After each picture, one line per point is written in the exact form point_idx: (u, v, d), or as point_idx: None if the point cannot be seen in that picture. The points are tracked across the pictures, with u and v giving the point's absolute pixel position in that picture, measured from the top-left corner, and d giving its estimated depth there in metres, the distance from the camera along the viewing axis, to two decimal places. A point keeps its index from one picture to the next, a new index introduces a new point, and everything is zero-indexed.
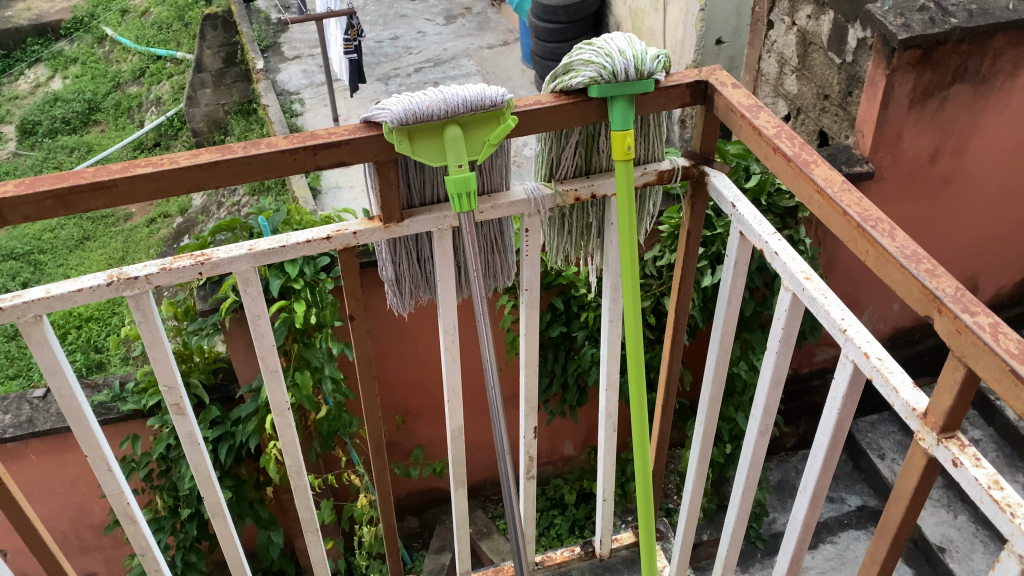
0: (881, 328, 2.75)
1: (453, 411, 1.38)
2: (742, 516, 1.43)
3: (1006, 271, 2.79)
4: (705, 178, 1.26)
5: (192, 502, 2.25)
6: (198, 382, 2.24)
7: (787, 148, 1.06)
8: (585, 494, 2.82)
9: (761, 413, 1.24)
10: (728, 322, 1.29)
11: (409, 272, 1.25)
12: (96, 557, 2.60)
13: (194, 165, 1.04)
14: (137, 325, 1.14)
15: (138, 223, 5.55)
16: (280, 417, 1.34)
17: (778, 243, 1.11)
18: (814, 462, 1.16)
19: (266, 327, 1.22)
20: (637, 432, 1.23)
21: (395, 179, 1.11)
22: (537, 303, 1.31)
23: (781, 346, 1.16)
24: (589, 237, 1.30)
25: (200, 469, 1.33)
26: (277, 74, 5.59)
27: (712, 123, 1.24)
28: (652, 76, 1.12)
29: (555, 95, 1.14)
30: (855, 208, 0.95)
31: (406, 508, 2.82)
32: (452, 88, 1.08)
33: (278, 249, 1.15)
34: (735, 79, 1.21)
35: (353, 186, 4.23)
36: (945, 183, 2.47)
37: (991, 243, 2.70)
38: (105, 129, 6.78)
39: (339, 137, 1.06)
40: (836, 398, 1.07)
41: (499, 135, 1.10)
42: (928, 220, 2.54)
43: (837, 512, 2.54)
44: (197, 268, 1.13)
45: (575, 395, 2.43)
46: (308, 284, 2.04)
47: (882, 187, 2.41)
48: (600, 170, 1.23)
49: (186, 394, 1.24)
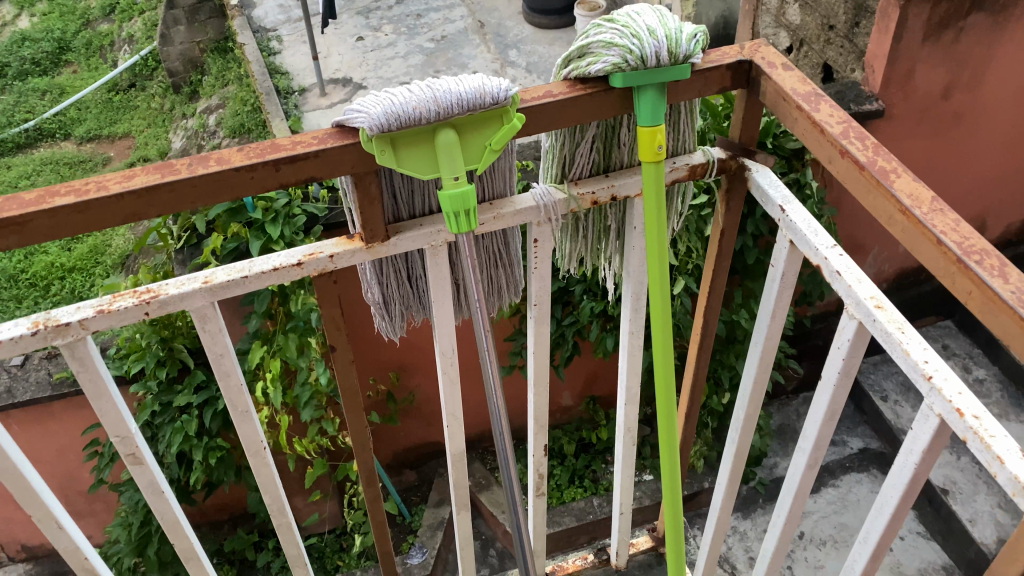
0: (886, 269, 2.68)
1: (455, 434, 1.30)
2: (781, 544, 1.37)
3: (1014, 208, 2.69)
4: (745, 172, 1.15)
5: (172, 468, 2.22)
6: (183, 347, 2.12)
7: (860, 152, 0.94)
8: (584, 445, 2.78)
9: (812, 446, 1.18)
10: (770, 337, 1.20)
11: (398, 291, 1.14)
12: (89, 522, 2.54)
13: (125, 192, 0.91)
14: (76, 374, 1.03)
15: (116, 168, 4.95)
16: (256, 458, 1.24)
17: (840, 260, 1.00)
18: (878, 514, 1.09)
19: (231, 367, 1.12)
20: (668, 463, 1.18)
21: (377, 193, 0.99)
22: (547, 317, 1.21)
23: (839, 376, 1.07)
24: (607, 239, 1.20)
25: (167, 517, 1.24)
26: (252, 9, 5.30)
27: (754, 109, 1.12)
28: (688, 60, 0.98)
29: (569, 84, 1.01)
30: (949, 235, 0.84)
31: (403, 461, 2.76)
32: (445, 81, 0.93)
33: (239, 280, 1.03)
34: (783, 56, 1.09)
35: None
36: (956, 121, 2.35)
37: (1003, 181, 2.59)
38: (77, 70, 6.45)
39: (307, 149, 0.93)
40: (912, 449, 0.97)
41: (502, 139, 0.96)
42: (938, 160, 2.42)
43: (839, 456, 2.63)
44: (142, 308, 1.00)
45: (569, 350, 2.33)
46: (289, 245, 1.95)
47: (892, 126, 2.28)
48: (620, 167, 1.11)
49: (143, 442, 1.13)
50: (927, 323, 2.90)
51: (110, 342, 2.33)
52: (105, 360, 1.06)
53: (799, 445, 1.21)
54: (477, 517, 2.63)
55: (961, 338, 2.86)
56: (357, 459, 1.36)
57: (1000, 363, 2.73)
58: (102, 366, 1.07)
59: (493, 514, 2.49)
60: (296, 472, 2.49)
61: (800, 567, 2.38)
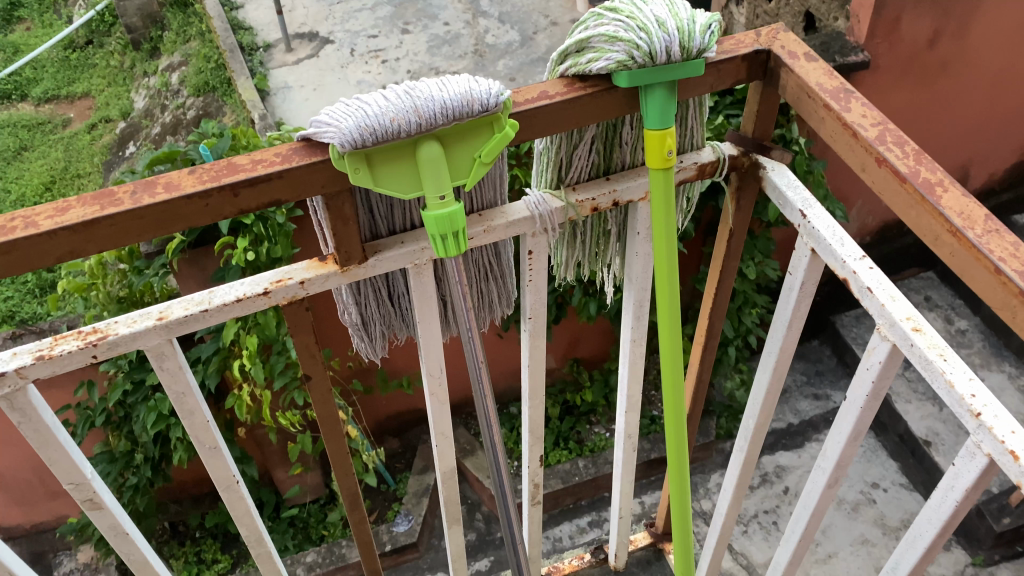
0: (869, 223, 2.64)
1: (444, 450, 1.25)
2: (794, 561, 1.33)
3: (998, 157, 2.65)
4: (758, 169, 1.08)
5: (148, 447, 2.15)
6: None
7: (899, 162, 0.86)
8: (568, 407, 2.73)
9: (833, 467, 1.11)
10: (785, 344, 1.14)
11: (378, 311, 1.08)
12: (66, 501, 2.47)
13: (59, 229, 0.82)
14: (18, 425, 0.95)
15: (78, 129, 4.76)
16: (228, 491, 1.18)
17: (871, 275, 0.92)
18: (909, 548, 1.02)
19: (194, 405, 1.05)
20: (674, 473, 1.15)
21: (352, 212, 0.92)
22: (542, 329, 1.15)
23: (867, 399, 1.00)
24: (606, 244, 1.14)
25: (133, 557, 1.17)
26: None
27: (770, 102, 1.04)
28: (701, 54, 0.91)
29: (568, 83, 0.94)
30: (1008, 262, 0.75)
31: (385, 429, 2.70)
32: (425, 85, 0.84)
33: (199, 315, 0.95)
34: (806, 45, 1.01)
35: (304, 84, 3.45)
36: (941, 70, 2.29)
37: (987, 129, 2.54)
38: (29, 27, 6.14)
39: (269, 170, 0.85)
40: (953, 486, 0.89)
41: (492, 152, 0.89)
42: (923, 110, 2.37)
43: (822, 410, 2.63)
44: (89, 351, 0.92)
45: (555, 313, 2.29)
46: (259, 217, 1.78)
47: (877, 77, 2.21)
48: (621, 168, 1.04)
49: (100, 486, 1.06)
50: (910, 275, 2.88)
51: (77, 321, 2.26)
52: (49, 406, 0.97)
53: (818, 464, 1.14)
54: (462, 482, 2.61)
55: (943, 289, 2.84)
56: (341, 485, 1.32)
57: (981, 313, 2.72)
58: (47, 411, 0.99)
59: (477, 479, 2.46)
60: (276, 449, 2.43)
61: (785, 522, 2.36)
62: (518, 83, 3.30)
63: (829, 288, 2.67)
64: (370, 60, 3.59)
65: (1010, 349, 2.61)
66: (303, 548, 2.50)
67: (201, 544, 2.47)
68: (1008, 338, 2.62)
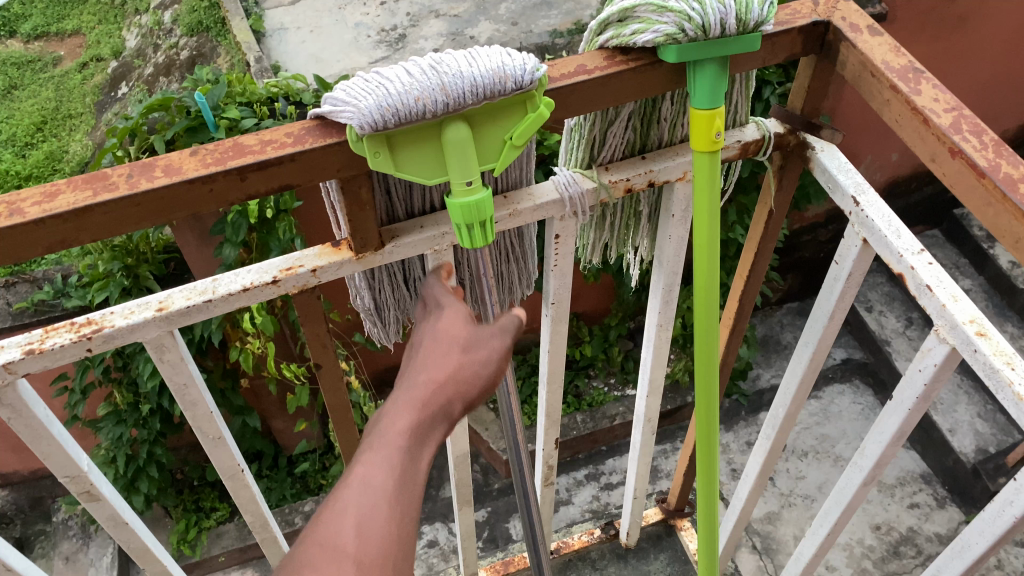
0: (878, 179, 2.59)
1: (460, 432, 1.22)
2: (819, 551, 1.31)
3: (1013, 112, 2.58)
4: (804, 148, 1.03)
5: (152, 398, 2.12)
6: (149, 275, 1.97)
7: (976, 153, 0.80)
8: None
9: (872, 465, 1.08)
10: (824, 337, 1.11)
11: (393, 296, 1.04)
12: None
13: (47, 217, 0.77)
14: (8, 421, 0.91)
15: (68, 68, 4.63)
16: (232, 479, 1.15)
17: (929, 271, 0.87)
18: (958, 557, 0.99)
19: (197, 396, 1.02)
20: (704, 460, 1.14)
21: (369, 196, 0.87)
22: (565, 312, 1.12)
23: (917, 401, 0.96)
24: (635, 225, 1.10)
25: (134, 544, 1.15)
26: None
27: (822, 77, 0.98)
28: (758, 27, 0.85)
29: (608, 56, 0.88)
30: None
31: (385, 382, 2.67)
32: (450, 58, 0.78)
33: (200, 306, 0.90)
34: (868, 16, 0.94)
35: (301, 26, 3.34)
36: (961, 22, 2.21)
37: (1004, 83, 2.47)
38: None
39: (278, 153, 0.80)
40: (1014, 501, 0.85)
41: (525, 133, 0.84)
42: (939, 63, 2.29)
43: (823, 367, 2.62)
44: (83, 345, 0.87)
45: None
46: None
47: (895, 29, 2.13)
48: (658, 146, 1.00)
49: (97, 478, 1.03)
50: (915, 232, 2.84)
51: (71, 269, 2.21)
52: (41, 400, 0.93)
53: (855, 462, 1.11)
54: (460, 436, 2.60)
55: (947, 248, 2.80)
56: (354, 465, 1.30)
57: (986, 273, 2.68)
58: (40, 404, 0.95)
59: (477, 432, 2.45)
60: (276, 405, 2.41)
61: (782, 478, 2.37)
62: (520, 27, 3.20)
63: (834, 245, 2.67)
64: (369, 1, 3.46)
65: (1014, 309, 2.58)
66: (302, 498, 2.51)
67: (199, 493, 2.45)
68: (1012, 298, 2.58)
